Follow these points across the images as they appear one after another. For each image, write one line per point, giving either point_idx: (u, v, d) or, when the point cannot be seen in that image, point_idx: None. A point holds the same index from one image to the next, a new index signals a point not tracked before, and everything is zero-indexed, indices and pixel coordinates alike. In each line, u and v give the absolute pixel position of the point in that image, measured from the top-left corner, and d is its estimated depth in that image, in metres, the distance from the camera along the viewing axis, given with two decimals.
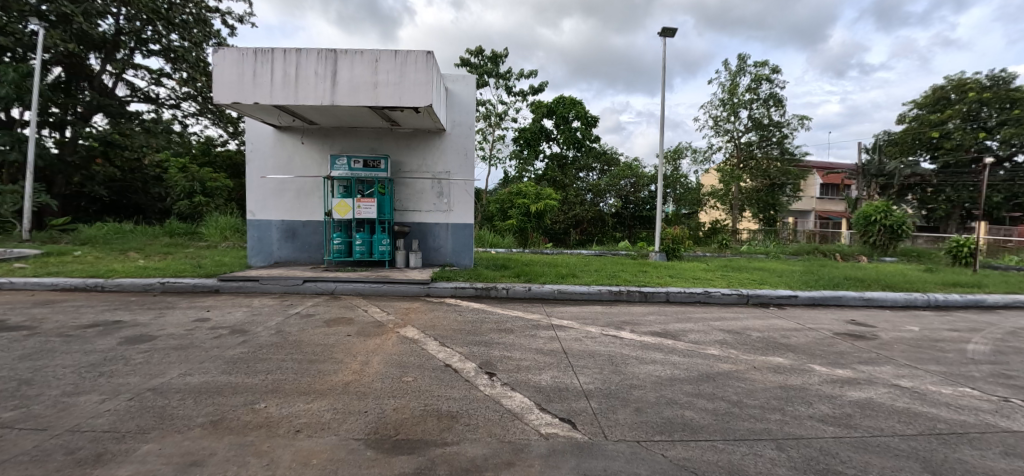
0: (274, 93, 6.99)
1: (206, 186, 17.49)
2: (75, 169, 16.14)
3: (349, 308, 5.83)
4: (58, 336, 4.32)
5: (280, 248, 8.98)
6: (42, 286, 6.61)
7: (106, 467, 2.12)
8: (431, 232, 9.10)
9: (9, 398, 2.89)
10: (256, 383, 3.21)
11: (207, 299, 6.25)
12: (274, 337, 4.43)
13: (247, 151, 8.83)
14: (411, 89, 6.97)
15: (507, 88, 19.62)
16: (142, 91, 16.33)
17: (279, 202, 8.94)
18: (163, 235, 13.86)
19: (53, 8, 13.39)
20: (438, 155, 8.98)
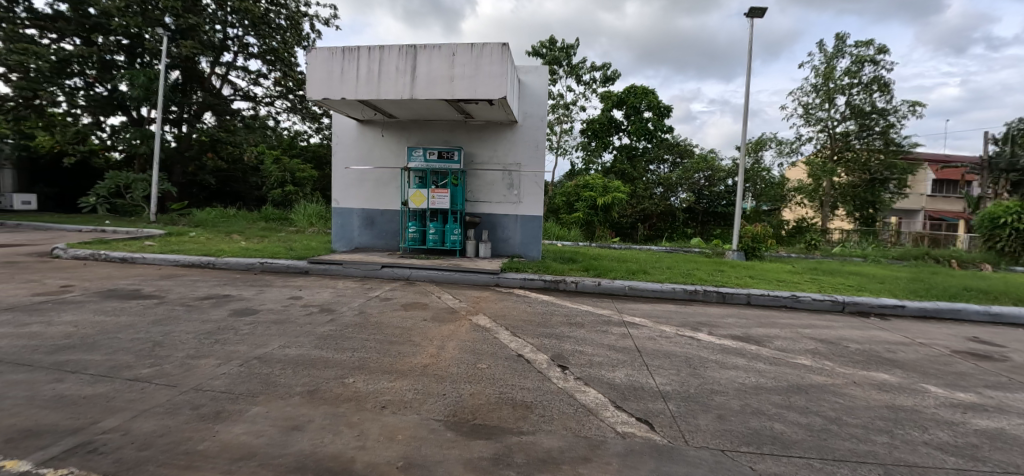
0: (359, 88, 7.41)
1: (297, 176, 19.23)
2: (189, 160, 18.22)
3: (423, 294, 6.09)
4: (181, 306, 4.96)
5: (360, 235, 9.59)
6: (167, 261, 7.62)
7: (223, 424, 2.50)
8: (501, 224, 9.21)
9: (146, 358, 3.40)
10: (344, 359, 3.46)
11: (298, 279, 6.87)
12: (360, 316, 4.82)
13: (334, 144, 9.49)
14: (486, 82, 7.05)
15: (577, 80, 19.27)
16: (243, 90, 18.14)
17: (360, 191, 9.52)
18: (260, 220, 15.42)
19: (177, 21, 15.19)
20: (509, 146, 9.06)
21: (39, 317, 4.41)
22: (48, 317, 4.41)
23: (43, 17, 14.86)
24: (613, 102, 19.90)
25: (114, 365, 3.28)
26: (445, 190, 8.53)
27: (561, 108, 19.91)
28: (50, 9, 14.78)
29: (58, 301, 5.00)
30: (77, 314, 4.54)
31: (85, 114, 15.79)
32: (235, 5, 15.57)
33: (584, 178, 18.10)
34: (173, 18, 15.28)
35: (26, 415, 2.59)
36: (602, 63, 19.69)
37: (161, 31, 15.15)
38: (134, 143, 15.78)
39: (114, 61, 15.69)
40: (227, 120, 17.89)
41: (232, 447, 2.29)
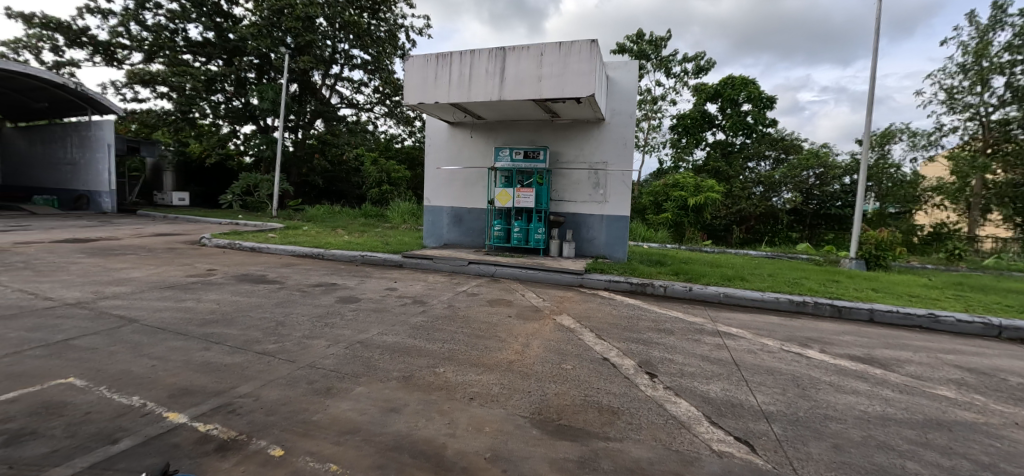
0: (451, 92, 7.81)
1: (392, 177, 21.58)
2: (302, 162, 20.54)
3: (507, 291, 6.25)
4: (298, 291, 5.67)
5: (449, 232, 10.11)
6: (286, 252, 8.73)
7: (332, 400, 2.81)
8: (585, 223, 9.12)
9: (272, 335, 3.94)
10: (435, 349, 3.69)
11: (393, 272, 7.46)
12: (449, 310, 5.11)
13: (427, 145, 10.11)
14: (574, 80, 7.03)
15: (667, 73, 18.34)
16: (348, 98, 20.10)
17: (449, 190, 10.04)
18: (360, 217, 17.00)
19: (296, 39, 17.26)
20: (595, 145, 8.92)
21: (193, 294, 5.34)
22: (199, 295, 5.33)
23: (195, 44, 17.72)
24: (707, 95, 18.62)
25: (247, 339, 3.87)
26: (531, 189, 8.68)
27: (648, 103, 19.15)
28: (201, 37, 17.57)
29: (207, 282, 6.01)
30: (220, 293, 5.43)
31: (224, 124, 18.55)
32: (343, 21, 17.35)
33: (672, 176, 17.25)
34: (293, 38, 17.38)
35: (183, 376, 3.23)
36: (695, 54, 18.53)
37: (283, 49, 17.31)
38: (261, 148, 18.26)
39: (247, 78, 18.24)
40: (334, 126, 19.96)
41: (340, 422, 2.58)
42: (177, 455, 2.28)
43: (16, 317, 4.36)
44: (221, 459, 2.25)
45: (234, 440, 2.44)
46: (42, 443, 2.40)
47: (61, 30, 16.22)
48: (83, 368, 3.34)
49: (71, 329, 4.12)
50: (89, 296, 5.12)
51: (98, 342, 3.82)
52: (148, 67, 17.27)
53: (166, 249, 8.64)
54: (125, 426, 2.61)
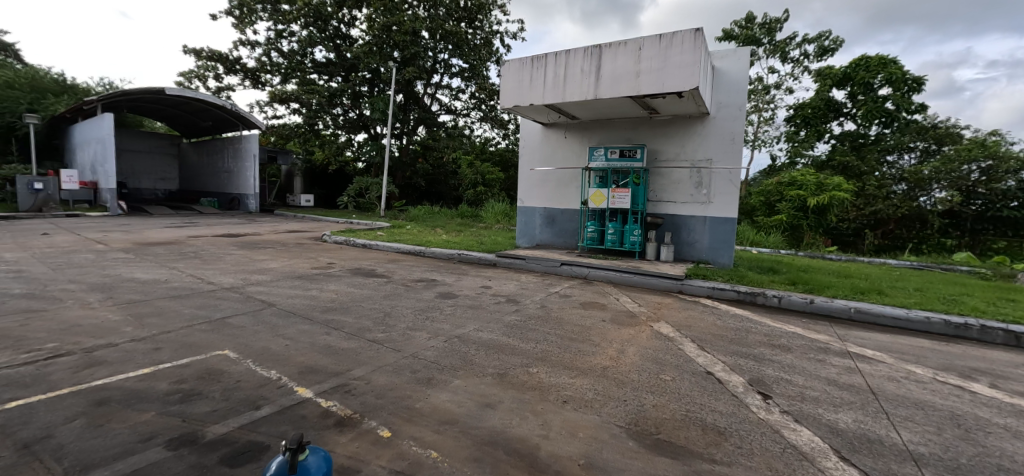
0: (546, 93, 7.90)
1: (487, 178, 23.11)
2: (406, 166, 22.33)
3: (601, 294, 6.14)
4: (403, 285, 6.19)
5: (541, 232, 10.25)
6: (393, 249, 9.55)
7: (434, 391, 3.02)
8: (686, 225, 8.60)
9: (381, 326, 4.36)
10: (529, 350, 3.75)
11: (487, 270, 7.79)
12: (540, 311, 5.17)
13: (521, 147, 10.35)
14: (675, 74, 6.66)
15: (782, 58, 16.53)
16: (447, 105, 21.45)
17: (542, 191, 10.18)
18: (457, 217, 18.04)
19: (403, 53, 18.85)
20: (698, 141, 8.36)
21: (318, 284, 6.12)
22: (322, 285, 6.09)
23: (320, 65, 20.14)
24: (834, 80, 16.38)
25: (360, 327, 4.33)
26: (627, 189, 8.51)
27: (759, 93, 17.55)
28: (324, 58, 19.95)
29: (328, 273, 6.84)
30: (339, 284, 6.14)
31: (342, 133, 20.81)
32: (446, 33, 18.75)
33: (788, 173, 15.62)
34: (400, 52, 19.01)
35: (309, 356, 3.72)
36: (818, 34, 16.47)
37: (391, 63, 19.04)
38: (372, 154, 20.33)
39: (362, 91, 20.36)
40: (434, 132, 21.37)
41: (439, 412, 2.74)
42: (305, 426, 2.63)
43: (191, 297, 5.39)
44: (339, 432, 2.53)
45: (349, 417, 2.73)
46: (207, 403, 2.99)
47: (222, 61, 19.63)
48: (237, 343, 4.02)
49: (228, 309, 4.97)
50: (241, 282, 6.14)
51: (247, 321, 4.58)
52: (285, 88, 20.15)
53: (297, 243, 10.02)
54: (266, 395, 3.10)
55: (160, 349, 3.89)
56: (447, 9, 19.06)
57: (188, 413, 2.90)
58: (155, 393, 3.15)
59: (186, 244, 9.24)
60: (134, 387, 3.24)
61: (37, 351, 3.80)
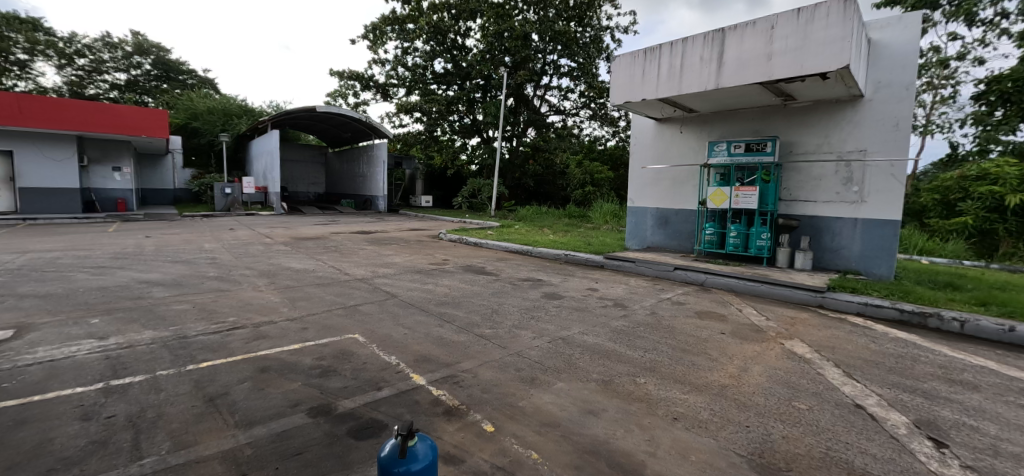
0: (660, 86, 7.73)
1: (595, 178, 23.04)
2: (516, 168, 23.39)
3: (720, 303, 5.67)
4: (511, 283, 6.45)
5: (653, 234, 9.97)
6: (501, 248, 9.98)
7: (537, 392, 3.04)
8: (830, 228, 7.54)
9: (490, 323, 4.58)
10: (636, 361, 3.59)
11: (594, 272, 7.71)
12: (649, 320, 4.89)
13: (633, 145, 10.21)
14: (818, 51, 5.98)
15: (969, 21, 13.44)
16: (556, 106, 21.94)
17: (655, 190, 9.89)
18: (565, 217, 18.32)
19: (514, 58, 19.79)
20: (847, 131, 7.28)
21: (433, 279, 6.65)
22: (437, 280, 6.59)
23: (439, 75, 21.69)
24: None
25: (470, 322, 4.61)
26: (754, 187, 7.74)
27: (934, 67, 14.55)
28: (442, 69, 21.49)
29: (442, 269, 7.39)
30: (452, 280, 6.60)
31: (459, 138, 22.59)
32: (556, 34, 19.52)
33: (977, 163, 12.77)
34: (511, 57, 19.91)
35: (424, 346, 4.03)
36: None
37: (502, 69, 20.06)
38: (485, 157, 21.84)
39: (476, 98, 21.60)
40: (543, 132, 22.42)
41: (541, 413, 2.73)
42: (418, 411, 2.84)
43: (332, 285, 6.27)
44: (447, 421, 2.68)
45: (456, 408, 2.87)
46: (339, 380, 3.40)
47: (359, 79, 22.53)
48: (364, 328, 4.54)
49: (359, 297, 5.66)
50: (371, 273, 6.96)
51: (374, 308, 5.17)
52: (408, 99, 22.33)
53: (417, 241, 11.05)
54: (387, 378, 3.42)
55: (307, 328, 4.57)
56: (557, 10, 19.67)
57: (325, 387, 3.34)
58: (301, 366, 3.69)
59: (329, 239, 10.78)
60: (287, 359, 3.84)
61: (224, 323, 4.76)
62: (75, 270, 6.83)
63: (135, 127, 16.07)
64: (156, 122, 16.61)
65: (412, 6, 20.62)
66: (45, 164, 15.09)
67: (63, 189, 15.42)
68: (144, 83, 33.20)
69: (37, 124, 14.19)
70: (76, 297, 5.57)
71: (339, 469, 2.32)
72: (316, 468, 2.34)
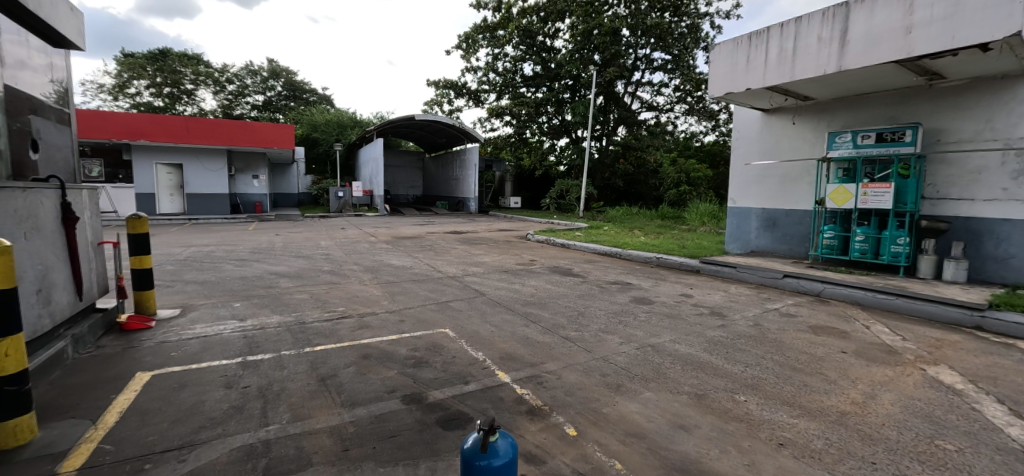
0: (768, 73, 7.26)
1: (691, 176, 22.62)
2: (606, 168, 23.20)
3: (839, 318, 5.02)
4: (599, 287, 6.40)
5: (758, 237, 9.35)
6: (589, 249, 9.93)
7: (623, 400, 2.95)
8: (995, 232, 6.19)
9: (576, 327, 4.59)
10: (737, 376, 3.30)
11: (688, 278, 7.38)
12: (751, 333, 4.47)
13: (735, 139, 9.65)
14: (974, 20, 5.02)
15: None
16: (648, 102, 21.33)
17: (761, 188, 9.24)
18: (658, 218, 17.62)
19: (604, 55, 19.60)
20: (1020, 112, 5.93)
21: (520, 279, 6.84)
22: (524, 280, 6.74)
23: (528, 78, 22.12)
24: None
25: (556, 324, 4.68)
26: (888, 183, 6.71)
27: None
28: (532, 72, 21.90)
29: (529, 269, 7.57)
30: (539, 280, 6.74)
31: (547, 139, 22.92)
32: (649, 27, 18.99)
33: None
34: (602, 55, 19.73)
35: (510, 344, 4.14)
36: None
37: (592, 68, 19.97)
38: (574, 157, 21.91)
39: (564, 98, 21.75)
40: (635, 130, 22.08)
41: (626, 422, 2.63)
42: (502, 407, 2.92)
43: (427, 281, 6.76)
44: (530, 420, 2.71)
45: (540, 408, 2.88)
46: (431, 371, 3.63)
47: (453, 87, 23.95)
48: (454, 323, 4.79)
49: (451, 294, 6.00)
50: (462, 272, 7.35)
51: (465, 305, 5.45)
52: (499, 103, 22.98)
53: (505, 241, 11.42)
54: (474, 373, 3.56)
55: (404, 321, 4.96)
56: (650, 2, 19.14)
57: (418, 376, 3.58)
58: (398, 356, 4.00)
59: (425, 238, 11.63)
60: (386, 348, 4.19)
61: (335, 312, 5.37)
62: (224, 261, 8.20)
63: (269, 141, 18.66)
64: (284, 135, 19.06)
65: (502, 12, 21.06)
66: (205, 173, 18.34)
67: (216, 193, 18.56)
68: (276, 102, 38.85)
69: (202, 142, 17.33)
70: (224, 284, 6.66)
71: (428, 455, 2.47)
72: (408, 451, 2.51)
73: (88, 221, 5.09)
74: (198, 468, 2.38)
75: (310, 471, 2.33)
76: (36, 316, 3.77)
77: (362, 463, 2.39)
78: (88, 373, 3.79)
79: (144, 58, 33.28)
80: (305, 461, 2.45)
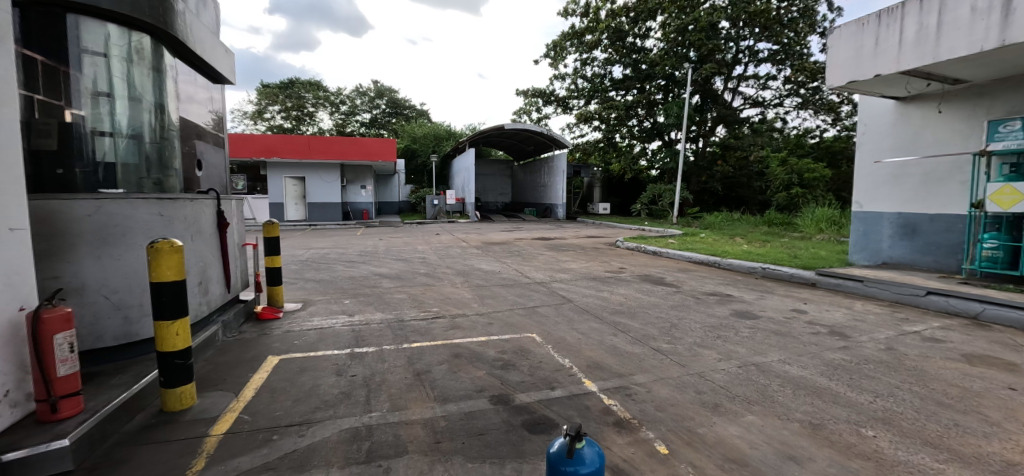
0: (903, 55, 6.26)
1: (805, 178, 20.28)
2: (703, 170, 21.85)
3: (1008, 346, 4.11)
4: (695, 298, 6.05)
5: (892, 247, 8.07)
6: (683, 258, 9.41)
7: (721, 421, 2.73)
8: None
9: (669, 339, 4.38)
10: (864, 408, 2.87)
11: (801, 291, 6.61)
12: (882, 358, 3.83)
13: (861, 134, 8.43)
14: None
15: None
16: (752, 98, 19.62)
17: (896, 189, 7.94)
18: (764, 224, 16.05)
19: (700, 51, 18.54)
20: None
21: (609, 287, 6.70)
22: (613, 288, 6.59)
23: (617, 81, 21.62)
24: None
25: (646, 335, 4.52)
26: None
27: None
28: (621, 75, 21.34)
29: (618, 277, 7.40)
30: (629, 289, 6.56)
31: (638, 143, 22.18)
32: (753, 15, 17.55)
33: None
34: (697, 51, 18.67)
35: (597, 353, 4.08)
36: None
37: (687, 65, 18.92)
38: (666, 161, 20.87)
39: (656, 99, 20.96)
40: (735, 129, 20.50)
41: (725, 446, 2.42)
42: (589, 416, 2.87)
43: (515, 286, 6.94)
44: (618, 433, 2.63)
45: (628, 421, 2.78)
46: (517, 374, 3.71)
47: (541, 96, 24.39)
48: (541, 329, 4.85)
49: (538, 299, 6.08)
50: (548, 278, 7.42)
51: (551, 311, 5.50)
52: (588, 109, 22.82)
53: (593, 248, 11.29)
54: (559, 380, 3.55)
55: (492, 324, 5.14)
56: None
57: (506, 378, 3.68)
58: (487, 357, 4.16)
59: (513, 244, 11.96)
60: (475, 349, 4.38)
61: (430, 312, 5.76)
62: (340, 263, 9.27)
63: (374, 153, 20.72)
64: (386, 148, 20.94)
65: (590, 16, 20.86)
66: (323, 184, 20.89)
67: (331, 202, 20.99)
68: (381, 119, 42.89)
69: (322, 156, 19.95)
70: (338, 283, 7.53)
71: (513, 456, 2.52)
72: (495, 450, 2.59)
73: (234, 226, 6.08)
74: (314, 444, 2.72)
75: (406, 458, 2.53)
76: (196, 304, 4.59)
77: (452, 456, 2.53)
78: (233, 353, 4.53)
79: (278, 88, 38.98)
80: (402, 448, 2.66)
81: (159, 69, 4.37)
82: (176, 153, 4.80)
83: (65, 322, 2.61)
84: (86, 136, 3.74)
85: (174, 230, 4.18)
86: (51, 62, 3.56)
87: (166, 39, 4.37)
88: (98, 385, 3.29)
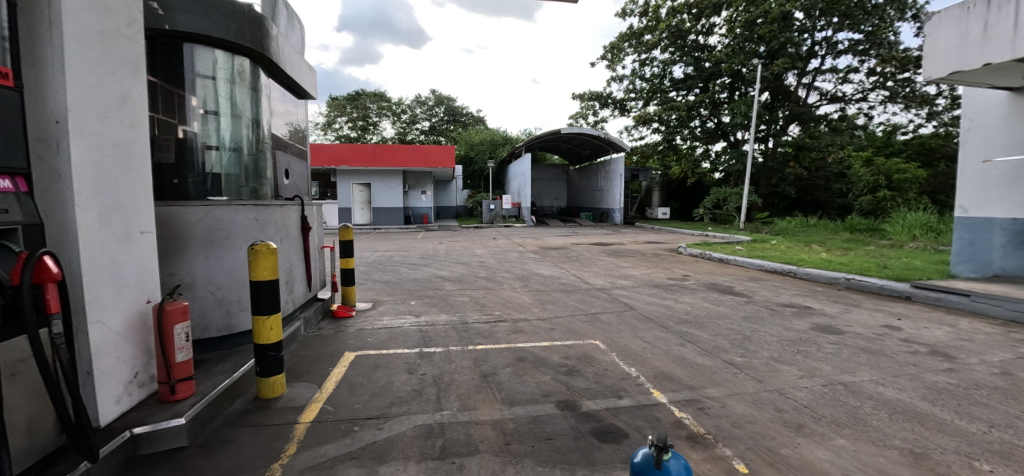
0: (1019, 40, 5.54)
1: (893, 179, 18.30)
2: (773, 172, 20.54)
3: None
4: (768, 310, 5.70)
5: (1005, 257, 7.13)
6: (753, 266, 8.90)
7: (807, 442, 2.57)
8: None
9: (743, 352, 4.17)
10: (976, 438, 2.58)
11: (893, 305, 6.02)
12: (997, 384, 3.41)
13: (967, 130, 7.53)
14: None
15: None
16: (830, 93, 18.15)
17: (1011, 191, 7.00)
18: (846, 231, 14.78)
19: (769, 46, 17.50)
20: None
21: (673, 295, 6.50)
22: (678, 296, 6.38)
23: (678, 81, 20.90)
24: None
25: (717, 346, 4.34)
26: None
27: None
28: (682, 74, 20.61)
29: (682, 285, 7.15)
30: (694, 298, 6.32)
31: (700, 145, 21.30)
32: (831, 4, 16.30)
33: None
34: (767, 46, 17.65)
35: (665, 363, 3.97)
36: None
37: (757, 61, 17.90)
38: (731, 163, 19.86)
39: (721, 98, 20.04)
40: (811, 127, 19.05)
41: (813, 470, 2.28)
42: (661, 428, 2.82)
43: (574, 291, 6.93)
44: (692, 447, 2.56)
45: (702, 436, 2.70)
46: (583, 381, 3.71)
47: (597, 99, 24.16)
48: (605, 336, 4.80)
49: (599, 306, 6.03)
50: (609, 284, 7.32)
51: (614, 318, 5.42)
52: (646, 110, 22.25)
53: (654, 254, 10.98)
54: (626, 388, 3.51)
55: (555, 329, 5.16)
56: None
57: (571, 384, 3.69)
58: (551, 362, 4.19)
59: (571, 249, 11.92)
60: (539, 354, 4.43)
61: (491, 315, 5.90)
62: (405, 265, 9.73)
63: (434, 161, 21.44)
64: (446, 155, 21.50)
65: (649, 16, 20.37)
66: (387, 190, 22.00)
67: (394, 207, 22.07)
68: (439, 126, 44.42)
69: (387, 163, 21.03)
70: (404, 285, 7.92)
71: (584, 463, 2.53)
72: (565, 456, 2.62)
73: (315, 230, 6.58)
74: (392, 437, 2.89)
75: (478, 457, 2.62)
76: (284, 301, 5.05)
77: (522, 459, 2.59)
78: (315, 348, 4.92)
79: (346, 100, 41.70)
80: (473, 447, 2.76)
81: (257, 87, 4.86)
82: (269, 164, 5.29)
83: (182, 313, 2.99)
84: (196, 150, 4.26)
85: (268, 233, 4.63)
86: (168, 86, 4.13)
87: (263, 61, 4.83)
88: (205, 371, 3.71)
